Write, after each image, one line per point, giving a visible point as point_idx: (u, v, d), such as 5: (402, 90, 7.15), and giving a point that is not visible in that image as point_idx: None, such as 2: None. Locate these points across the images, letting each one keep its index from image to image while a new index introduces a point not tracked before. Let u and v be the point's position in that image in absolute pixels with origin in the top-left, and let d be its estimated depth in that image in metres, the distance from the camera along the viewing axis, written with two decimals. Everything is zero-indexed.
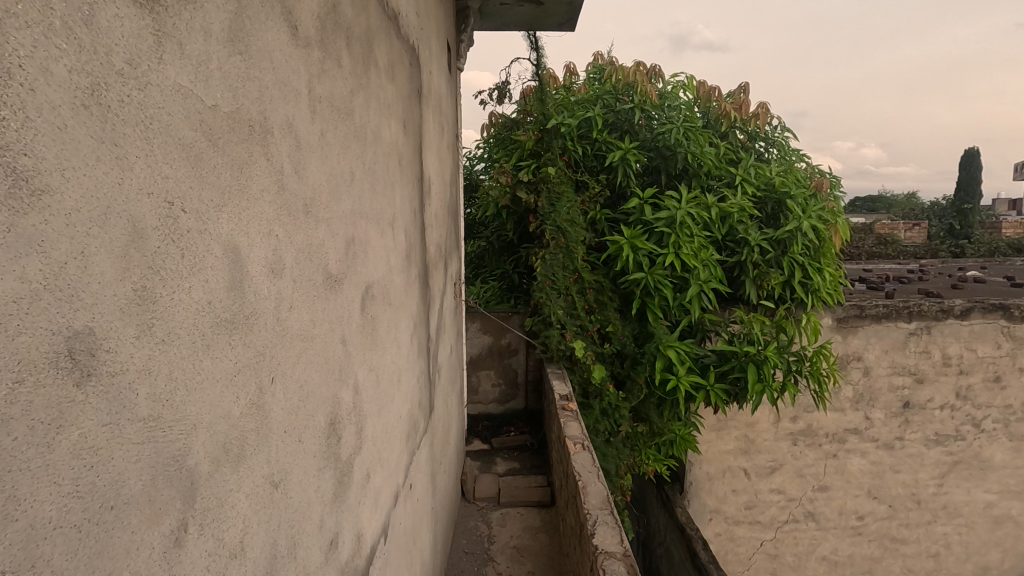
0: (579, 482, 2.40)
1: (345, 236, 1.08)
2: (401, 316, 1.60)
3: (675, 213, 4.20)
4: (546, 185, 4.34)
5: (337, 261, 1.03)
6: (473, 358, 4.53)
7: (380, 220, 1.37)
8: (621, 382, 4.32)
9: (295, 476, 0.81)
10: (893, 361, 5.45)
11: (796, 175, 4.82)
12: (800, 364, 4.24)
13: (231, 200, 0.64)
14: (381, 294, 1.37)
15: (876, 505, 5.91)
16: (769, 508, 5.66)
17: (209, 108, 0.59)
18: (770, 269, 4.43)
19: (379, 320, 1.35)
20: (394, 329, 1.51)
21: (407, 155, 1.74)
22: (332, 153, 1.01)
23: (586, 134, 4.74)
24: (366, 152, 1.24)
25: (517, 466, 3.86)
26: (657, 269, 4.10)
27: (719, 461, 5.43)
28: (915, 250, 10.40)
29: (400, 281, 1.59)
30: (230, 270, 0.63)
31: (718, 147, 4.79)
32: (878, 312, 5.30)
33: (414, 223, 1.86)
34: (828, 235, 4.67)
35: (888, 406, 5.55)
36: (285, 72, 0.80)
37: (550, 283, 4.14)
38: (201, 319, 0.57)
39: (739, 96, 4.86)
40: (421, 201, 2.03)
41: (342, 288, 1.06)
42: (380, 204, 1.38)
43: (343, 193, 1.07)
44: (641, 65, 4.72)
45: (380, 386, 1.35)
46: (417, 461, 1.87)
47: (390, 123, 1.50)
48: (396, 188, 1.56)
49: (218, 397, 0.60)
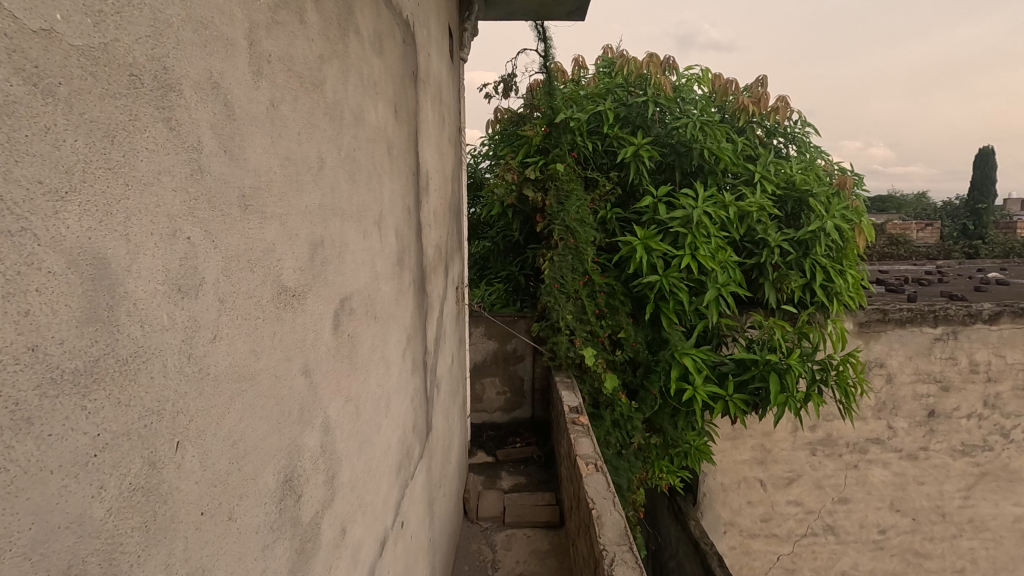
0: (593, 510, 2.16)
1: (309, 239, 0.85)
2: (390, 330, 1.38)
3: (690, 212, 3.96)
4: (554, 182, 4.10)
5: (297, 271, 0.80)
6: (476, 365, 4.32)
7: (362, 218, 1.15)
8: (634, 391, 4.08)
9: (221, 570, 0.59)
10: (917, 368, 5.18)
11: (818, 172, 4.57)
12: (825, 373, 3.97)
13: (87, 185, 0.41)
14: (363, 310, 1.15)
15: (899, 518, 5.65)
16: (786, 520, 5.42)
17: (33, 32, 0.37)
18: (791, 272, 4.19)
19: (360, 338, 1.12)
20: (380, 347, 1.29)
21: (400, 147, 1.52)
22: (291, 133, 0.79)
23: (596, 129, 4.50)
24: (342, 135, 1.02)
25: (523, 480, 3.63)
26: (673, 272, 3.86)
27: (733, 472, 5.19)
28: (928, 250, 10.13)
29: (388, 290, 1.37)
30: (84, 295, 0.41)
31: (735, 142, 4.54)
32: (902, 316, 5.04)
33: (408, 222, 1.63)
34: (852, 236, 4.43)
35: (912, 415, 5.29)
36: (208, 9, 0.57)
37: (558, 286, 3.89)
38: (7, 377, 0.35)
39: (757, 90, 4.60)
40: (417, 198, 1.79)
41: (305, 304, 0.83)
42: (364, 200, 1.16)
43: (307, 184, 0.84)
44: (654, 56, 4.47)
45: (361, 418, 1.13)
46: (411, 492, 1.64)
47: (377, 106, 1.28)
48: (385, 181, 1.34)
49: (52, 499, 0.38)
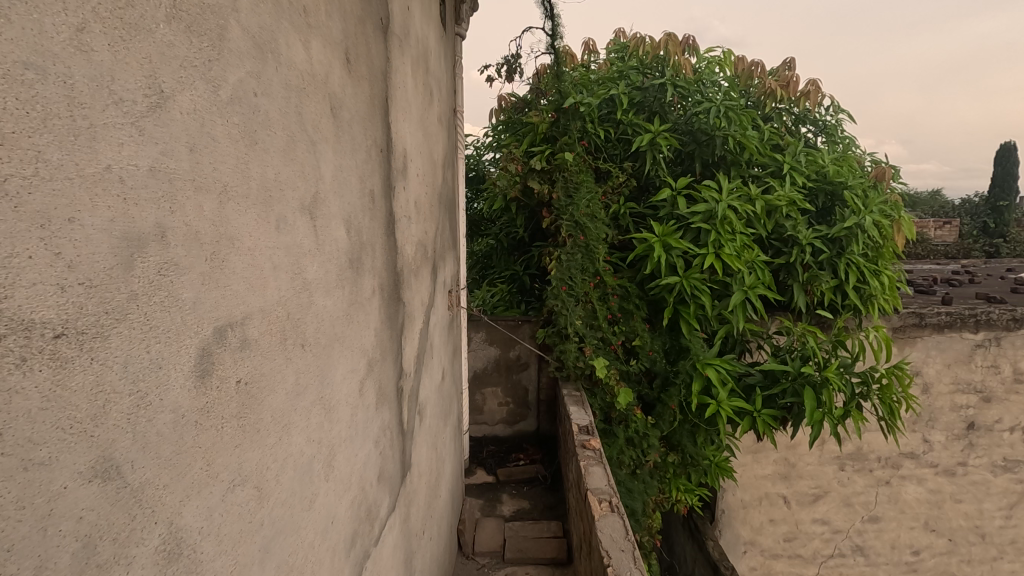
0: (609, 568, 1.79)
1: (118, 229, 0.47)
2: (333, 360, 1.00)
3: (714, 206, 3.56)
4: (562, 173, 3.70)
5: (65, 292, 0.42)
6: (476, 373, 3.95)
7: (272, 203, 0.76)
8: (650, 405, 3.68)
9: None
10: (957, 377, 4.75)
11: (851, 163, 4.16)
12: (866, 387, 3.53)
13: None
14: (273, 338, 0.76)
15: (934, 538, 5.23)
16: (811, 540, 5.00)
17: None
18: (822, 273, 3.80)
19: (265, 389, 0.74)
20: (312, 387, 0.90)
21: (354, 112, 1.13)
22: (53, 25, 0.41)
23: (608, 115, 4.11)
24: (222, 67, 0.63)
25: (526, 505, 3.26)
26: (694, 272, 3.46)
27: (755, 488, 4.77)
28: (947, 250, 9.66)
29: (330, 306, 0.98)
30: None
31: (761, 130, 4.12)
32: (939, 321, 4.58)
33: (370, 212, 1.25)
34: (890, 233, 4.03)
35: (949, 427, 4.87)
36: None
37: (566, 288, 3.52)
38: None
39: (785, 73, 4.18)
40: (387, 185, 1.41)
41: (107, 347, 0.46)
42: (277, 172, 0.78)
43: (110, 131, 0.46)
44: (673, 35, 4.03)
45: (269, 503, 0.75)
46: (376, 562, 1.27)
47: (309, 44, 0.90)
48: (322, 151, 0.95)
49: None
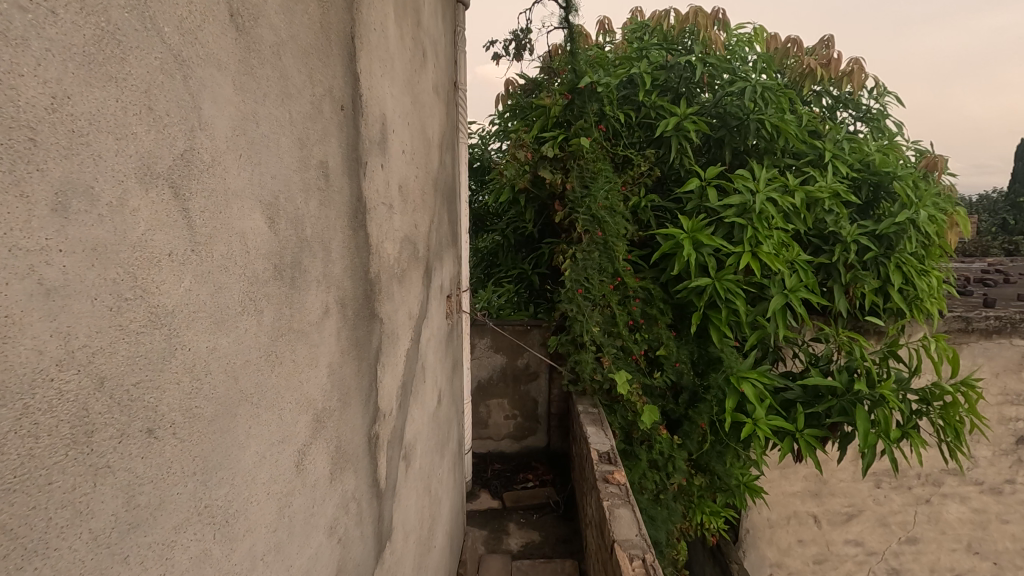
0: None
1: None
2: (237, 437, 0.60)
3: (750, 198, 3.13)
4: (577, 161, 3.29)
5: None
6: (481, 384, 3.57)
7: (33, 164, 0.36)
8: (675, 421, 3.29)
9: None
10: (1006, 388, 4.26)
11: (898, 151, 3.71)
12: (927, 406, 3.08)
13: None
14: (48, 444, 0.37)
15: (977, 561, 4.75)
16: (844, 563, 4.52)
17: None
18: (867, 275, 3.38)
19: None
20: (180, 500, 0.50)
21: (288, 42, 0.73)
22: None
23: (628, 97, 3.68)
24: None
25: (535, 537, 2.88)
26: (728, 273, 3.03)
27: (782, 506, 4.21)
28: (965, 247, 9.08)
29: (227, 348, 0.58)
30: None
31: (799, 114, 3.68)
32: (988, 326, 4.13)
33: (321, 194, 0.85)
34: (942, 230, 3.59)
35: (997, 442, 4.41)
36: None
37: (582, 291, 3.10)
38: None
39: (824, 51, 3.72)
40: (354, 164, 1.01)
41: None
42: (62, 91, 0.38)
43: None
44: (701, 8, 3.58)
45: None
46: None
47: None
48: (207, 78, 0.54)
49: None
